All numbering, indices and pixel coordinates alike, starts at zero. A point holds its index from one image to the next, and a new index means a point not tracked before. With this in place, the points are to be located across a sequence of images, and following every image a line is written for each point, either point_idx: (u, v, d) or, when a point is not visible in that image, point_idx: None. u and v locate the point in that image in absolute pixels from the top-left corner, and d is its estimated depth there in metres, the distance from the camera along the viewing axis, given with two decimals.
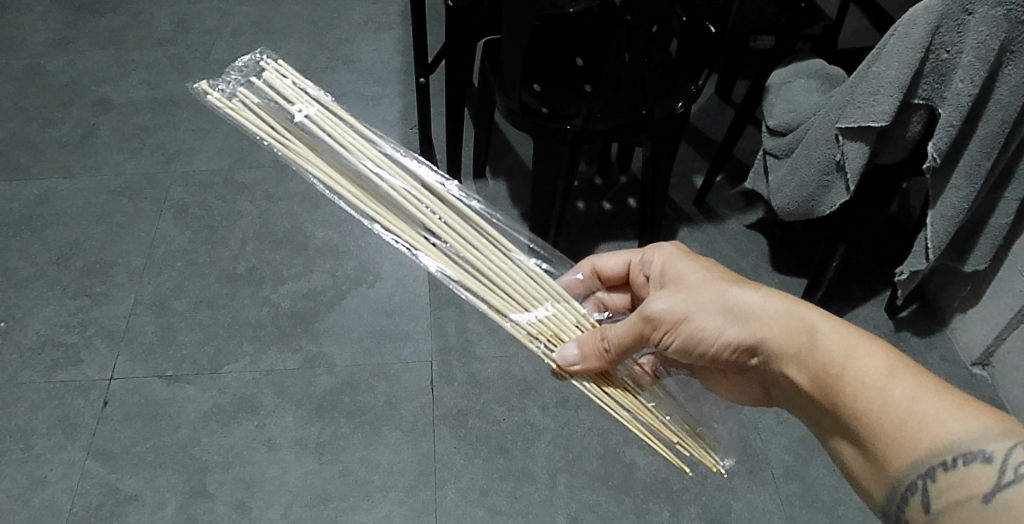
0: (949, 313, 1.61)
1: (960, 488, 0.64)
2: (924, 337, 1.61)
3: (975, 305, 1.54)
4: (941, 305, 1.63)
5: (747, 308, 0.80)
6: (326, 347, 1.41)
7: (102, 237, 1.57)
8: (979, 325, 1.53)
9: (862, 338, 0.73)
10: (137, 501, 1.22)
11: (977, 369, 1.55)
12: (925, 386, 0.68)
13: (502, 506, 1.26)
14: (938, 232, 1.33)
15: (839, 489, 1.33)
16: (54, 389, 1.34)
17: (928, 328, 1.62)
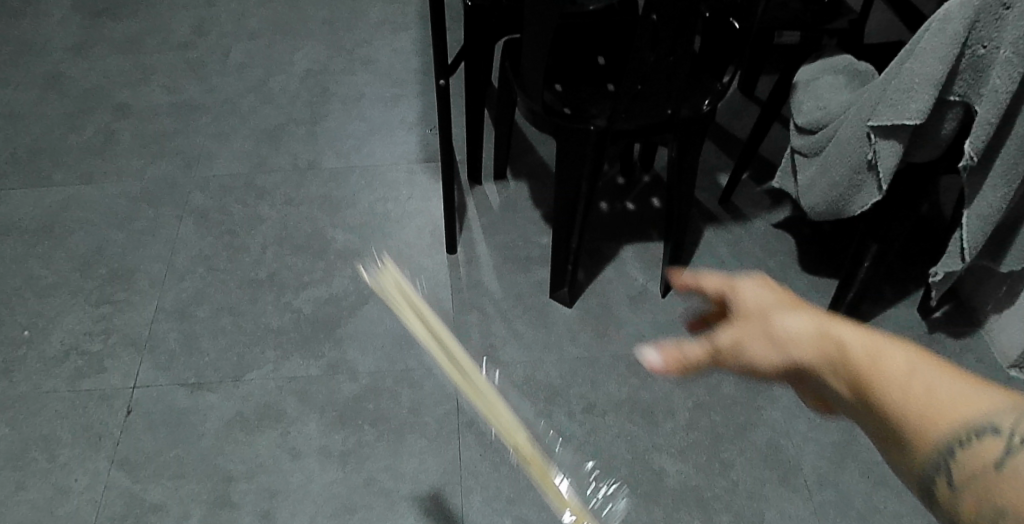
0: (984, 314, 1.57)
1: (984, 464, 0.55)
2: (958, 339, 1.57)
3: (1011, 307, 1.49)
4: (975, 306, 1.60)
5: (778, 323, 0.65)
6: (349, 354, 1.40)
7: (124, 244, 1.57)
8: (1017, 325, 1.48)
9: (834, 320, 0.63)
10: (162, 511, 1.21)
11: (1013, 372, 1.50)
12: (926, 360, 0.58)
13: (530, 516, 1.23)
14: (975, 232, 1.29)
15: (875, 499, 1.31)
16: (78, 398, 1.33)
17: (961, 329, 1.58)
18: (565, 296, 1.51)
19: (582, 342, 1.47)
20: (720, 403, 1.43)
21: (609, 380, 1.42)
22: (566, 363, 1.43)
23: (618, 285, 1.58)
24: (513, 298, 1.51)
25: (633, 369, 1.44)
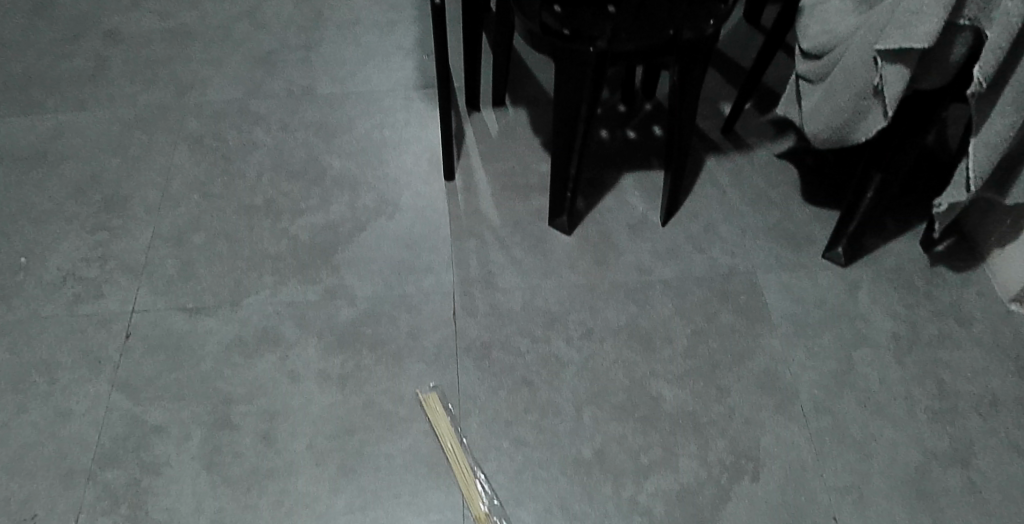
0: (988, 248, 1.55)
1: None
2: (959, 273, 1.56)
3: (1015, 241, 1.48)
4: (980, 239, 1.57)
5: None
6: (347, 280, 1.39)
7: (119, 171, 1.55)
8: (1020, 259, 1.47)
9: None
10: (163, 432, 1.22)
11: (1013, 306, 1.50)
12: None
13: (528, 439, 1.25)
14: (981, 162, 1.26)
15: (870, 428, 1.34)
16: (77, 322, 1.33)
17: (964, 264, 1.57)
18: (564, 224, 1.51)
19: (582, 271, 1.47)
20: (717, 331, 1.44)
21: (608, 307, 1.42)
22: (564, 289, 1.43)
23: (618, 214, 1.57)
24: (511, 226, 1.50)
25: (633, 297, 1.45)
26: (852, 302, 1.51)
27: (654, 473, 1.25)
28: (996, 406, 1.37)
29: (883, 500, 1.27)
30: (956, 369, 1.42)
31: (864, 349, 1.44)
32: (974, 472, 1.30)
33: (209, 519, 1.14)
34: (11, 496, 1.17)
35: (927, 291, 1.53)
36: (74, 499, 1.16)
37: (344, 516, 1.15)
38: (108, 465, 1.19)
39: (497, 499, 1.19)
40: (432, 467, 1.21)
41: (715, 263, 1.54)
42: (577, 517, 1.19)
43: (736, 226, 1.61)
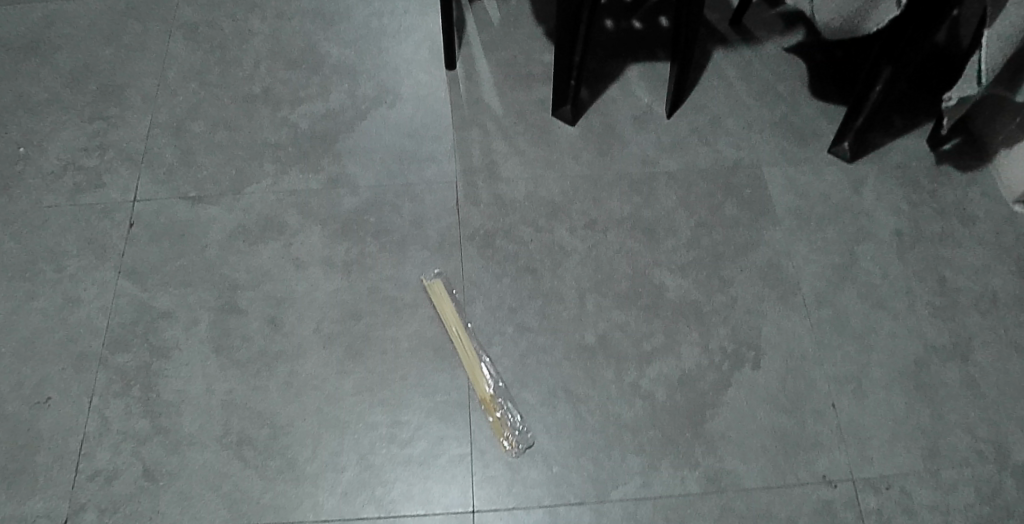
0: (995, 149, 1.53)
1: None
2: (965, 173, 1.54)
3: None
4: (987, 140, 1.55)
5: None
6: (348, 169, 1.38)
7: (113, 60, 1.51)
8: None
9: None
10: (172, 317, 1.23)
11: (1018, 208, 1.48)
12: None
13: (532, 325, 1.26)
14: (993, 55, 1.22)
15: (871, 319, 1.35)
16: (80, 212, 1.33)
17: (970, 164, 1.55)
18: (568, 114, 1.47)
19: (585, 162, 1.44)
20: (721, 223, 1.42)
21: (612, 198, 1.41)
22: (568, 179, 1.41)
23: (623, 104, 1.54)
24: (514, 116, 1.47)
25: (636, 188, 1.43)
26: (856, 198, 1.49)
27: (656, 359, 1.26)
28: (995, 303, 1.38)
29: (882, 390, 1.28)
30: (956, 265, 1.42)
31: (866, 244, 1.44)
32: (971, 365, 1.31)
33: (220, 400, 1.16)
34: (24, 379, 1.18)
35: (932, 190, 1.51)
36: (87, 381, 1.18)
37: (352, 397, 1.17)
38: (119, 349, 1.21)
39: (502, 381, 1.20)
40: (438, 351, 1.22)
41: (721, 156, 1.51)
42: (580, 400, 1.20)
43: (743, 120, 1.57)
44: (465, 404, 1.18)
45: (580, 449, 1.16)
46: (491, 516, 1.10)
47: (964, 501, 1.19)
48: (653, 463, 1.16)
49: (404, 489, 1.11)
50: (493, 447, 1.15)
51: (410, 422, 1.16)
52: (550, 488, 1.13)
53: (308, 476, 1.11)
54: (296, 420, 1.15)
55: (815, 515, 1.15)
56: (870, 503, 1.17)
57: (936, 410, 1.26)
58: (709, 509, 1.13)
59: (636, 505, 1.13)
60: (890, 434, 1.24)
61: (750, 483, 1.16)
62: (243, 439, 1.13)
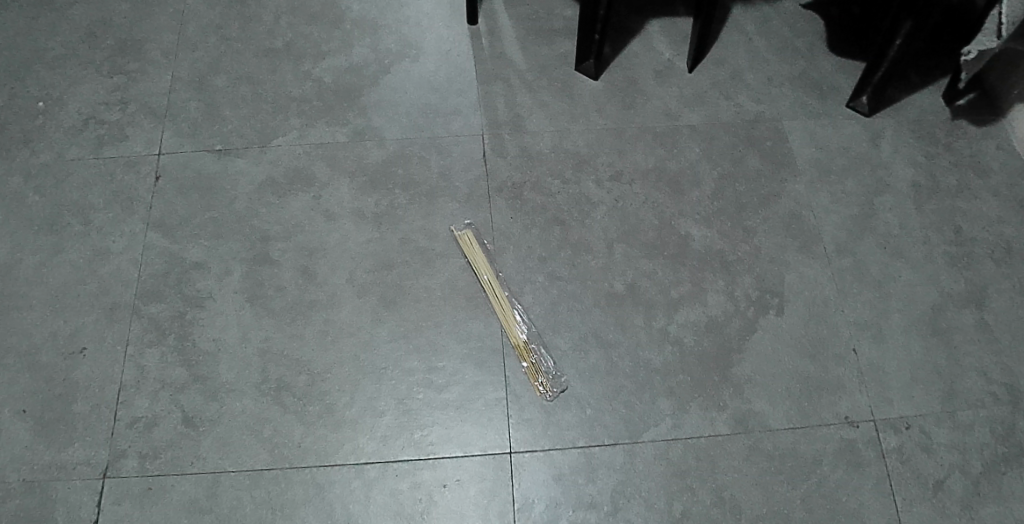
0: (1010, 103, 1.48)
1: None
2: (980, 127, 1.49)
3: None
4: (1002, 94, 1.50)
5: None
6: (374, 122, 1.38)
7: (131, 14, 1.49)
8: None
9: None
10: (203, 269, 1.23)
11: None
12: None
13: (562, 274, 1.27)
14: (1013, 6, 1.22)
15: (889, 268, 1.33)
16: (105, 165, 1.32)
17: (986, 118, 1.50)
18: (591, 68, 1.46)
19: (609, 115, 1.44)
20: (744, 174, 1.42)
21: (636, 151, 1.41)
22: (592, 132, 1.42)
23: (645, 59, 1.53)
24: (537, 70, 1.47)
25: (660, 141, 1.43)
26: (874, 151, 1.46)
27: (683, 307, 1.26)
28: (1009, 252, 1.36)
29: (901, 335, 1.27)
30: (971, 216, 1.39)
31: (886, 197, 1.41)
32: (987, 311, 1.30)
33: (257, 348, 1.18)
34: (57, 330, 1.19)
35: (947, 143, 1.47)
36: (121, 331, 1.19)
37: (387, 344, 1.19)
38: (151, 300, 1.21)
39: (534, 328, 1.22)
40: (471, 299, 1.24)
41: (742, 110, 1.50)
42: (611, 345, 1.22)
43: (763, 75, 1.55)
44: (499, 351, 1.20)
45: (612, 393, 1.18)
46: (528, 457, 1.13)
47: (980, 441, 1.18)
48: (682, 405, 1.18)
49: (442, 432, 1.13)
50: (528, 391, 1.17)
51: (446, 368, 1.18)
52: (584, 429, 1.15)
53: (348, 420, 1.13)
54: (334, 367, 1.17)
55: (839, 455, 1.16)
56: (890, 443, 1.17)
57: (952, 355, 1.25)
58: (738, 449, 1.15)
59: (668, 446, 1.15)
60: (909, 378, 1.23)
61: (775, 424, 1.17)
62: (282, 385, 1.15)
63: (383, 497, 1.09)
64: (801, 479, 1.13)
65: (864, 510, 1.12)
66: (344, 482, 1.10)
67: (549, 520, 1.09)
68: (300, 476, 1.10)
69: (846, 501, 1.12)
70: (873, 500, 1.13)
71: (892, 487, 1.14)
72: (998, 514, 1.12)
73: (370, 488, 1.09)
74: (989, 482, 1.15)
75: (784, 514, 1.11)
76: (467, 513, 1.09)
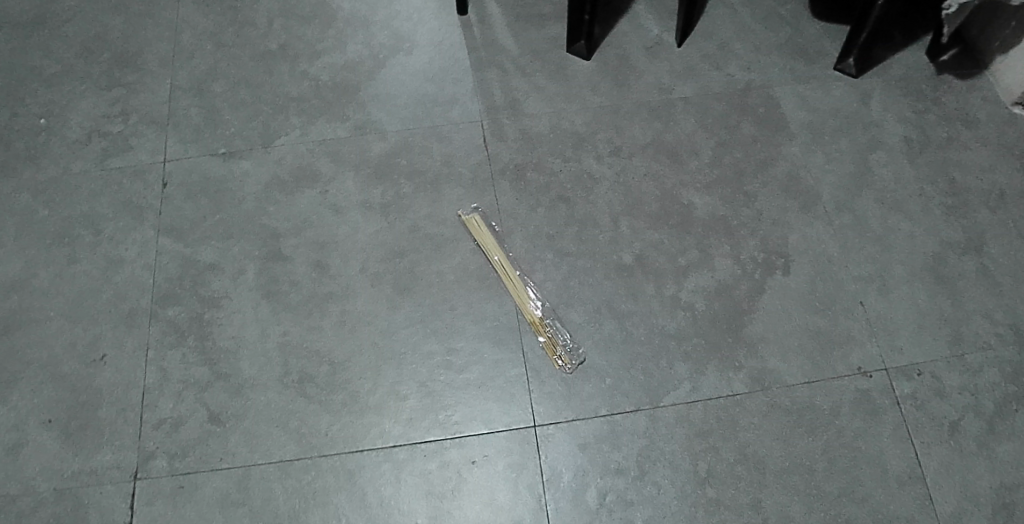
0: (992, 55, 1.46)
1: None
2: (965, 81, 1.47)
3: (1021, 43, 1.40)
4: (984, 46, 1.47)
5: None
6: (374, 115, 1.40)
7: (125, 27, 1.50)
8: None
9: None
10: (217, 269, 1.25)
11: (1017, 111, 1.43)
12: None
13: (570, 250, 1.29)
14: None
15: (889, 221, 1.33)
16: (111, 175, 1.34)
17: (969, 72, 1.48)
18: (582, 49, 1.47)
19: (604, 93, 1.45)
20: (740, 142, 1.41)
21: (633, 125, 1.42)
22: (589, 111, 1.43)
23: (633, 37, 1.52)
24: (529, 54, 1.48)
25: (656, 114, 1.43)
26: (865, 111, 1.44)
27: (691, 273, 1.27)
28: (1003, 199, 1.35)
29: (906, 286, 1.27)
30: (964, 167, 1.38)
31: (880, 153, 1.40)
32: (988, 258, 1.29)
33: (277, 342, 1.19)
34: (77, 340, 1.20)
35: (935, 98, 1.46)
36: (141, 336, 1.20)
37: (405, 329, 1.21)
38: (168, 303, 1.22)
39: (548, 303, 1.24)
40: (483, 280, 1.25)
41: (732, 80, 1.48)
42: (625, 315, 1.24)
43: (750, 44, 1.53)
44: (516, 328, 1.22)
45: (630, 361, 1.20)
46: (553, 429, 1.15)
47: (992, 383, 1.19)
48: (699, 368, 1.20)
49: (466, 412, 1.15)
50: (547, 366, 1.19)
51: (464, 348, 1.20)
52: (605, 398, 1.17)
53: (372, 406, 1.15)
54: (354, 355, 1.19)
55: (855, 405, 1.17)
56: (904, 390, 1.19)
57: (958, 301, 1.26)
58: (757, 406, 1.17)
59: (689, 408, 1.17)
60: (917, 327, 1.24)
61: (791, 380, 1.19)
62: (304, 377, 1.17)
63: (414, 479, 1.11)
64: (821, 430, 1.15)
65: (884, 457, 1.14)
66: (374, 466, 1.12)
67: (577, 489, 1.11)
68: (329, 464, 1.12)
69: (866, 448, 1.14)
70: (891, 446, 1.15)
71: (908, 432, 1.16)
72: (1014, 451, 1.14)
73: (400, 470, 1.12)
74: (1003, 421, 1.16)
75: (806, 465, 1.13)
76: (497, 487, 1.11)
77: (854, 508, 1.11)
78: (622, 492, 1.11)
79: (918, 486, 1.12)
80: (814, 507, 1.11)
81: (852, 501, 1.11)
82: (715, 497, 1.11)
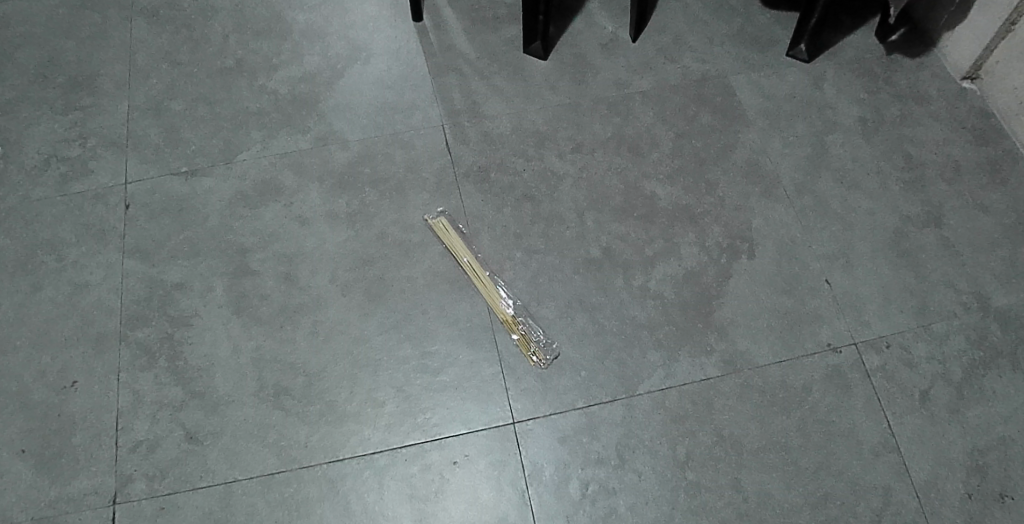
0: (939, 32, 1.50)
1: None
2: (913, 59, 1.51)
3: (964, 20, 1.44)
4: (931, 24, 1.51)
5: None
6: (335, 126, 1.40)
7: (77, 51, 1.49)
8: (969, 37, 1.44)
9: None
10: (185, 288, 1.24)
11: (965, 85, 1.47)
12: None
13: (539, 247, 1.30)
14: None
15: (849, 200, 1.35)
16: (71, 200, 1.32)
17: (918, 50, 1.52)
18: (538, 49, 1.49)
19: (563, 90, 1.47)
20: (699, 131, 1.43)
21: (594, 121, 1.43)
22: (549, 109, 1.44)
23: (588, 34, 1.54)
24: (487, 57, 1.49)
25: (615, 109, 1.45)
26: (818, 94, 1.47)
27: (659, 262, 1.29)
28: (958, 171, 1.38)
29: (868, 261, 1.30)
30: (918, 141, 1.42)
31: (836, 134, 1.43)
32: (947, 229, 1.32)
33: (250, 357, 1.19)
34: (46, 368, 1.18)
35: (886, 77, 1.49)
36: (112, 360, 1.19)
37: (378, 336, 1.21)
38: (137, 325, 1.21)
39: (519, 301, 1.25)
40: (454, 283, 1.26)
41: (688, 71, 1.50)
42: (596, 308, 1.25)
43: (703, 35, 1.55)
44: (489, 327, 1.23)
45: (604, 353, 1.21)
46: (532, 425, 1.15)
47: (958, 349, 1.22)
48: (672, 355, 1.21)
49: (444, 413, 1.16)
50: (523, 362, 1.20)
51: (439, 351, 1.20)
52: (582, 391, 1.18)
53: (350, 414, 1.15)
54: (329, 365, 1.19)
55: (826, 380, 1.20)
56: (873, 363, 1.21)
57: (920, 272, 1.29)
58: (731, 388, 1.19)
59: (665, 394, 1.18)
60: (882, 300, 1.26)
61: (762, 360, 1.21)
62: (280, 390, 1.17)
63: (396, 483, 1.11)
64: (795, 408, 1.17)
65: (857, 429, 1.16)
66: (355, 474, 1.12)
67: (560, 482, 1.12)
68: (311, 474, 1.11)
69: (840, 422, 1.17)
70: (864, 418, 1.17)
71: (880, 403, 1.18)
72: (983, 415, 1.17)
73: (382, 476, 1.12)
74: (970, 386, 1.19)
75: (783, 442, 1.15)
76: (480, 486, 1.12)
77: (832, 481, 1.13)
78: (604, 481, 1.12)
79: (893, 455, 1.14)
80: (793, 482, 1.12)
81: (830, 474, 1.13)
82: (695, 480, 1.12)
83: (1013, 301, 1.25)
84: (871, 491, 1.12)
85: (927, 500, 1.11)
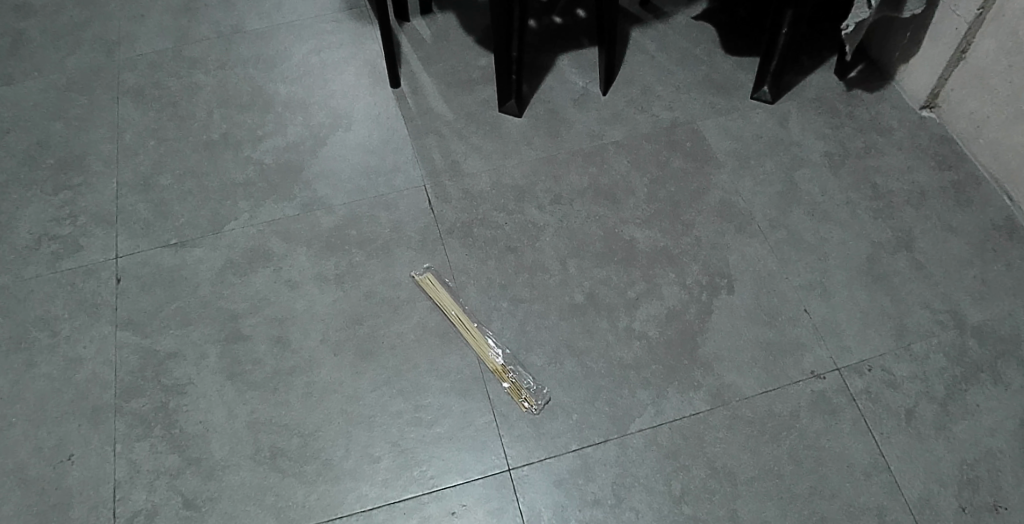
0: (895, 66, 1.58)
1: None
2: (872, 93, 1.59)
3: (917, 53, 1.51)
4: (886, 59, 1.60)
5: None
6: (320, 192, 1.45)
7: (66, 133, 1.54)
8: (923, 68, 1.51)
9: None
10: (178, 356, 1.26)
11: (925, 113, 1.54)
12: None
13: (524, 296, 1.33)
14: None
15: (821, 231, 1.40)
16: (64, 277, 1.35)
17: (876, 85, 1.60)
18: (513, 107, 1.55)
19: (539, 145, 1.52)
20: (671, 175, 1.48)
21: (570, 172, 1.49)
22: (526, 164, 1.49)
23: (560, 91, 1.61)
24: (464, 117, 1.55)
25: (590, 160, 1.50)
26: (784, 133, 1.54)
27: (642, 303, 1.33)
28: (924, 196, 1.43)
29: (845, 288, 1.33)
30: (884, 171, 1.47)
31: (803, 169, 1.48)
32: (918, 252, 1.37)
33: (245, 421, 1.20)
34: (41, 443, 1.19)
35: (848, 113, 1.56)
36: (108, 431, 1.20)
37: (371, 393, 1.23)
38: (131, 396, 1.23)
39: (508, 350, 1.27)
40: (444, 336, 1.29)
41: (658, 120, 1.56)
42: (583, 352, 1.27)
43: (671, 84, 1.62)
44: (480, 377, 1.25)
45: (595, 395, 1.23)
46: (528, 470, 1.17)
47: (939, 367, 1.24)
48: (661, 393, 1.23)
49: (441, 464, 1.17)
50: (516, 408, 1.22)
51: (432, 404, 1.22)
52: (575, 433, 1.20)
53: (347, 471, 1.16)
54: (323, 425, 1.20)
55: (814, 407, 1.22)
56: (858, 387, 1.23)
57: (896, 295, 1.32)
58: (721, 420, 1.21)
59: (656, 432, 1.20)
60: (862, 324, 1.30)
61: (750, 392, 1.23)
62: (276, 452, 1.17)
63: None
64: (784, 436, 1.19)
65: (847, 453, 1.18)
66: None
67: None
68: None
69: (830, 447, 1.18)
70: (853, 442, 1.19)
71: (868, 426, 1.20)
72: (970, 429, 1.19)
73: None
74: (955, 401, 1.21)
75: (774, 470, 1.16)
76: None
77: (827, 505, 1.14)
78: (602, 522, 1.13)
79: (885, 476, 1.16)
80: (788, 509, 1.13)
81: (824, 498, 1.14)
82: (692, 514, 1.13)
83: (987, 316, 1.29)
84: (867, 512, 1.13)
85: (922, 517, 1.12)
